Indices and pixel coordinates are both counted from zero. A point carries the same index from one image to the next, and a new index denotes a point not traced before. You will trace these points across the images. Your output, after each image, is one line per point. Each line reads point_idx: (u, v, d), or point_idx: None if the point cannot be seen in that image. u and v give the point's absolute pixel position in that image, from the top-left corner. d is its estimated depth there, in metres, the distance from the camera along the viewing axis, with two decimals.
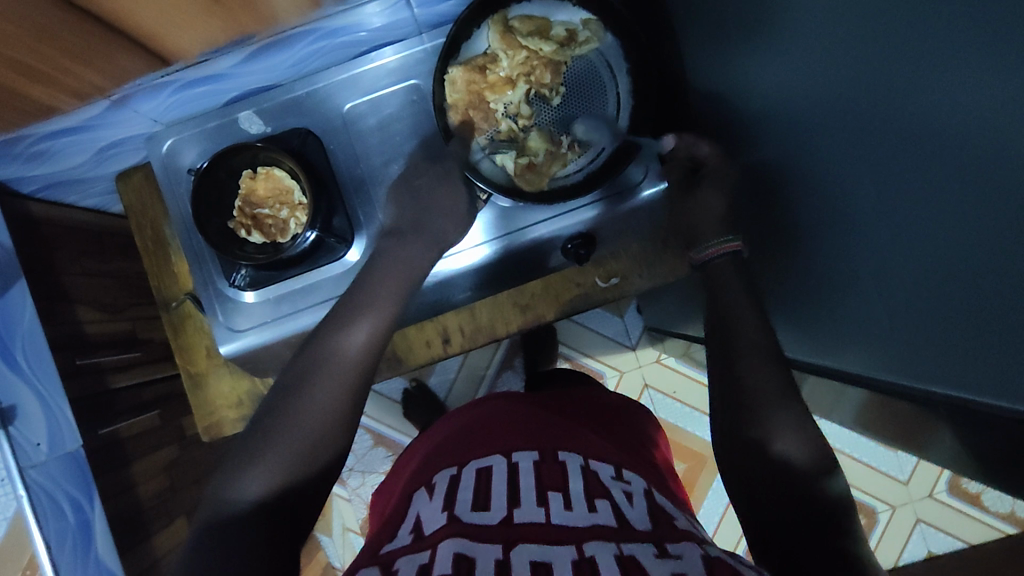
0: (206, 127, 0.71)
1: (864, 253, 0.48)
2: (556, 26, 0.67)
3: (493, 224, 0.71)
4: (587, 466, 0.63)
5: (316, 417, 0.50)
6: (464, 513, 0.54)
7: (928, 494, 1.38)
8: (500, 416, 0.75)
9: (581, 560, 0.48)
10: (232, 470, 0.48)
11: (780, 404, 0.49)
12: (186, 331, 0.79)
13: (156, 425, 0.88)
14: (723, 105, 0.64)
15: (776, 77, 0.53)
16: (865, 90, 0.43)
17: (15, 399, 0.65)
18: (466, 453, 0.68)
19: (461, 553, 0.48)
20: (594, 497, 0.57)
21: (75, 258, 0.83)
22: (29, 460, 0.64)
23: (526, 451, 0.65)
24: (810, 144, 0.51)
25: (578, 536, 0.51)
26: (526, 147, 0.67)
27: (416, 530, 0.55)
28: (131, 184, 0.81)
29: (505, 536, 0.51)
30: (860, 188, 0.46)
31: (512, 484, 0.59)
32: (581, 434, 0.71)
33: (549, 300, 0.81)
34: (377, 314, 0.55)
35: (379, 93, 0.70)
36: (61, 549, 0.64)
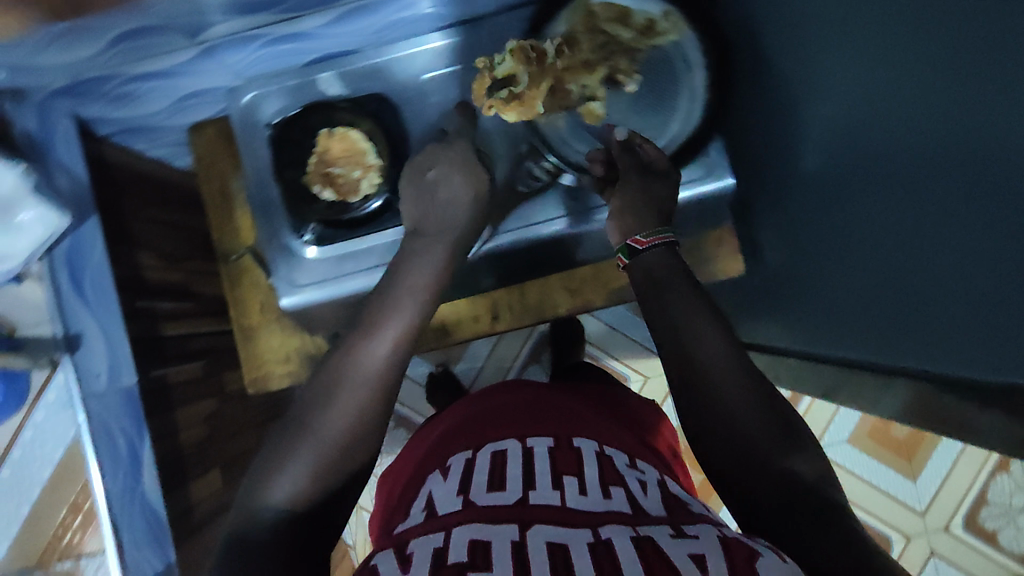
0: (285, 85, 0.71)
1: (953, 244, 0.48)
2: (638, 12, 0.67)
3: (509, 217, 0.72)
4: (602, 452, 0.62)
5: (335, 430, 0.49)
6: (478, 495, 0.53)
7: (944, 527, 1.37)
8: (513, 403, 0.74)
9: (596, 542, 0.46)
10: (257, 481, 0.47)
11: (757, 426, 0.48)
12: (243, 284, 0.81)
13: (200, 376, 0.89)
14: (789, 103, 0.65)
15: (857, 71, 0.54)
16: (962, 80, 0.44)
17: (80, 326, 0.67)
18: (481, 436, 0.68)
19: (477, 537, 0.47)
20: (610, 484, 0.56)
21: (140, 204, 0.85)
22: (89, 389, 0.66)
23: (541, 437, 0.64)
24: (894, 135, 0.52)
25: (592, 521, 0.49)
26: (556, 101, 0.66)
27: (429, 509, 0.55)
28: (203, 137, 0.82)
29: (519, 517, 0.49)
30: (951, 178, 0.47)
31: (526, 467, 0.58)
32: (596, 423, 0.70)
33: (598, 287, 0.81)
34: (396, 326, 0.54)
35: (453, 67, 0.71)
36: (112, 478, 0.65)
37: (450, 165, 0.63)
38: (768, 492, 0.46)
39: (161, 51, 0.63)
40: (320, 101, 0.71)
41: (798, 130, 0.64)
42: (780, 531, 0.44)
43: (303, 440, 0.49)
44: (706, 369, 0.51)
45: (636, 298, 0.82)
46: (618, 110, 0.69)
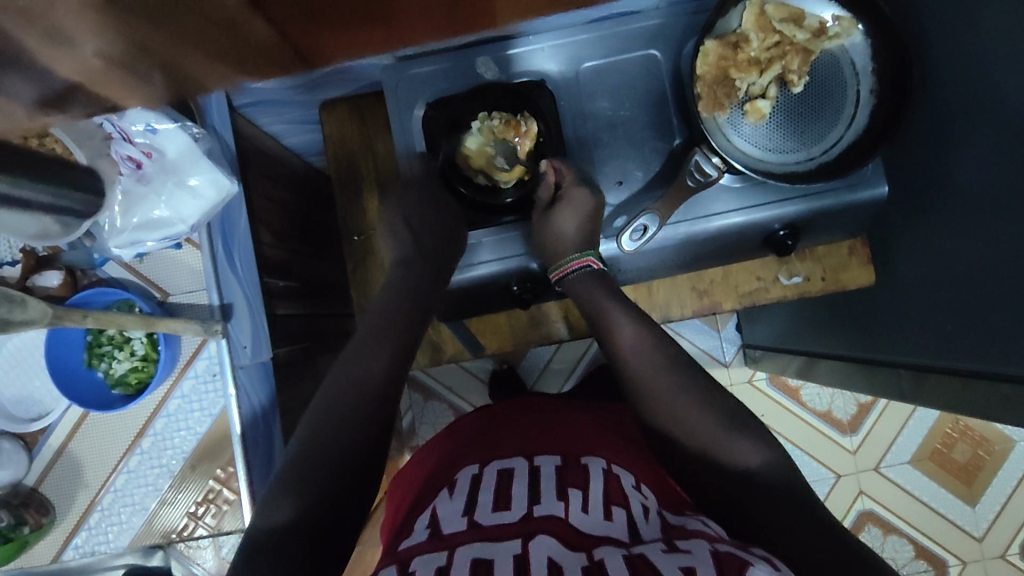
0: (445, 64, 0.71)
1: None
2: (808, 17, 0.68)
3: (486, 248, 0.71)
4: (610, 470, 0.60)
5: (334, 444, 0.51)
6: (484, 516, 0.52)
7: (1001, 554, 1.36)
8: (512, 416, 0.72)
9: (591, 565, 0.46)
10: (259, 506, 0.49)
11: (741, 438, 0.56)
12: (366, 266, 0.80)
13: (303, 359, 0.88)
14: (951, 119, 0.65)
15: None
16: None
17: (232, 298, 0.66)
18: (489, 451, 0.65)
19: (480, 558, 0.46)
20: (611, 504, 0.55)
21: (260, 179, 0.83)
22: (237, 361, 0.64)
23: (548, 457, 0.62)
24: None
25: (590, 542, 0.49)
26: (751, 104, 0.67)
27: (433, 526, 0.52)
28: (334, 115, 0.80)
29: (526, 531, 0.50)
30: None
31: (533, 486, 0.56)
32: (611, 441, 0.67)
33: (727, 288, 0.81)
34: (390, 347, 0.58)
35: (615, 58, 0.71)
36: (254, 454, 0.63)
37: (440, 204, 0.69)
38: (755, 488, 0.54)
39: None
40: (480, 83, 0.70)
41: (960, 145, 0.64)
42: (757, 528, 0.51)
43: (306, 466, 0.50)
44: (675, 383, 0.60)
45: (763, 303, 0.82)
46: (783, 111, 0.69)
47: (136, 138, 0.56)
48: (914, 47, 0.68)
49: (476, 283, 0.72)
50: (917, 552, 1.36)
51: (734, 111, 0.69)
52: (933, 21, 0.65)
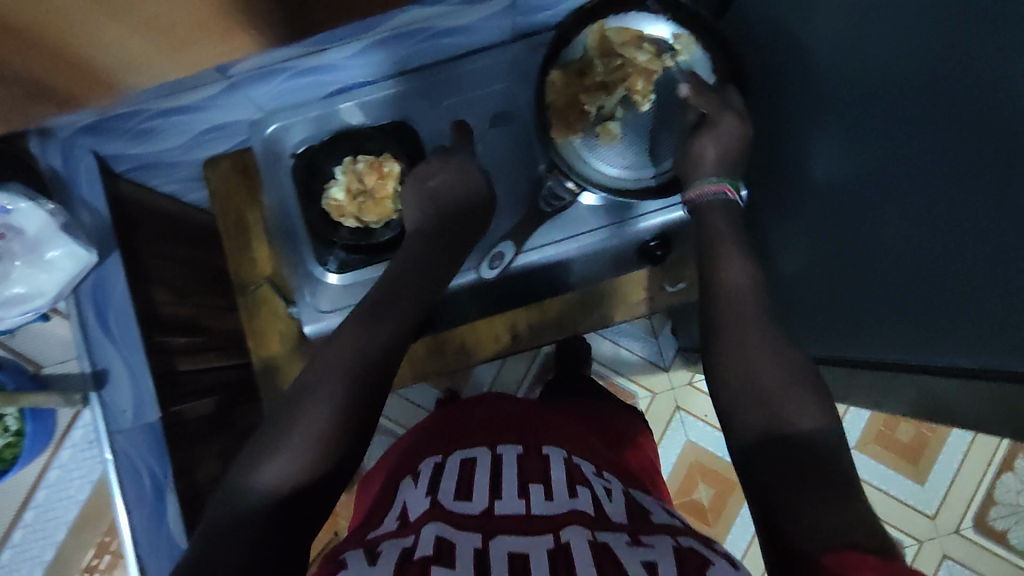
0: (308, 116, 0.72)
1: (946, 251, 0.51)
2: (649, 36, 0.69)
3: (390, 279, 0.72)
4: (570, 458, 0.64)
5: (319, 419, 0.49)
6: (448, 501, 0.55)
7: (955, 530, 1.36)
8: (486, 413, 0.75)
9: (556, 548, 0.48)
10: (246, 465, 0.46)
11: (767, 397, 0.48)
12: (261, 315, 0.81)
13: (213, 411, 0.89)
14: (794, 123, 0.68)
15: (856, 74, 0.56)
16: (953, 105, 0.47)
17: (107, 362, 0.66)
18: (455, 443, 0.69)
19: (442, 536, 0.49)
20: (575, 485, 0.58)
21: (154, 239, 0.84)
22: (116, 425, 0.65)
23: (510, 445, 0.65)
24: (891, 142, 0.54)
25: (552, 524, 0.51)
26: (602, 125, 0.70)
27: (400, 516, 0.55)
28: (218, 171, 0.82)
29: (484, 526, 0.51)
30: (945, 196, 0.50)
31: (495, 475, 0.60)
32: (568, 433, 0.71)
33: (615, 300, 0.83)
34: (387, 320, 0.55)
35: (477, 93, 0.73)
36: (139, 515, 0.64)
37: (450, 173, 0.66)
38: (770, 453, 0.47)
39: (188, 92, 0.62)
40: (345, 131, 0.71)
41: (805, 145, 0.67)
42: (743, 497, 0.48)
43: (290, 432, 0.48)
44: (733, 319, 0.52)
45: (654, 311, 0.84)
46: (638, 128, 0.70)
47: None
48: (759, 56, 0.71)
49: None
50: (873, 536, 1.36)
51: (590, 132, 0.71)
52: (767, 30, 0.68)
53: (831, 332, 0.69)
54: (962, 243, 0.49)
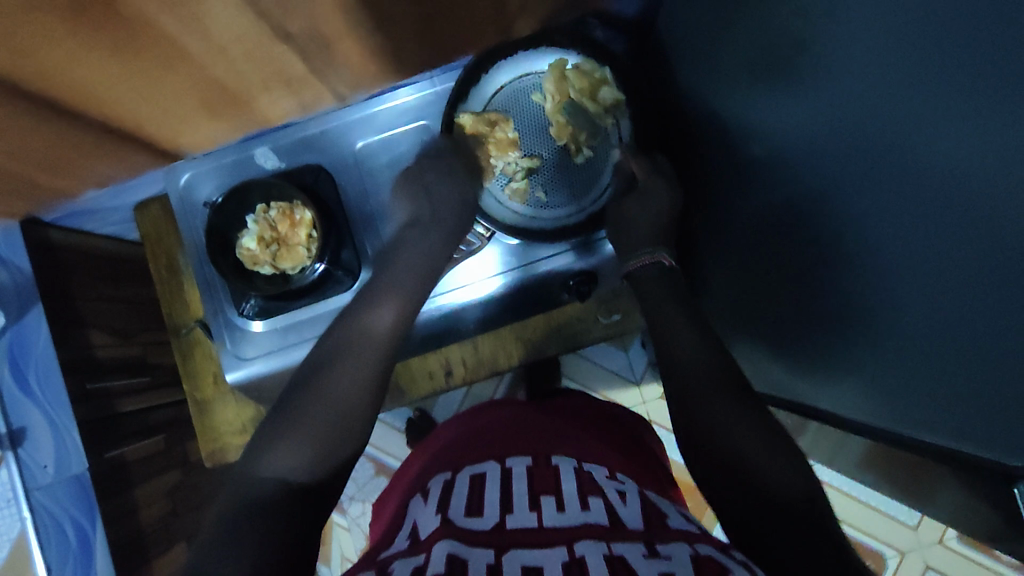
0: (222, 162, 0.71)
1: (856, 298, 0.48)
2: (585, 99, 0.68)
3: (309, 323, 0.72)
4: (581, 467, 0.63)
5: (339, 402, 0.52)
6: (457, 517, 0.53)
7: (937, 540, 1.13)
8: (499, 422, 0.74)
9: (571, 561, 0.46)
10: (258, 452, 0.50)
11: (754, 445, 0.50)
12: (194, 357, 0.82)
13: (161, 449, 0.89)
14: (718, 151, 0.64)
15: (770, 112, 0.52)
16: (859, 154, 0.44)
17: (25, 420, 0.68)
18: (465, 457, 0.68)
19: (455, 554, 0.47)
20: (587, 495, 0.56)
21: (91, 283, 0.84)
22: (36, 482, 0.67)
23: (519, 458, 0.65)
24: (807, 182, 0.50)
25: (567, 537, 0.49)
26: (509, 181, 0.70)
27: (412, 534, 0.54)
28: (149, 215, 0.83)
29: (497, 542, 0.50)
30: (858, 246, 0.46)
31: (505, 489, 0.58)
32: (581, 439, 0.70)
33: (550, 333, 0.82)
34: (396, 302, 0.60)
35: (391, 133, 0.73)
36: (61, 570, 0.66)
37: (440, 173, 0.67)
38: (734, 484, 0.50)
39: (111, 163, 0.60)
40: (259, 176, 0.72)
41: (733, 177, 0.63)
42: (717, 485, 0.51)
43: (307, 415, 0.51)
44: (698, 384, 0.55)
45: (586, 342, 0.83)
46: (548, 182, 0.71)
47: None
48: (680, 81, 0.68)
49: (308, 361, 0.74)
50: None
51: (498, 180, 0.71)
52: (687, 56, 0.64)
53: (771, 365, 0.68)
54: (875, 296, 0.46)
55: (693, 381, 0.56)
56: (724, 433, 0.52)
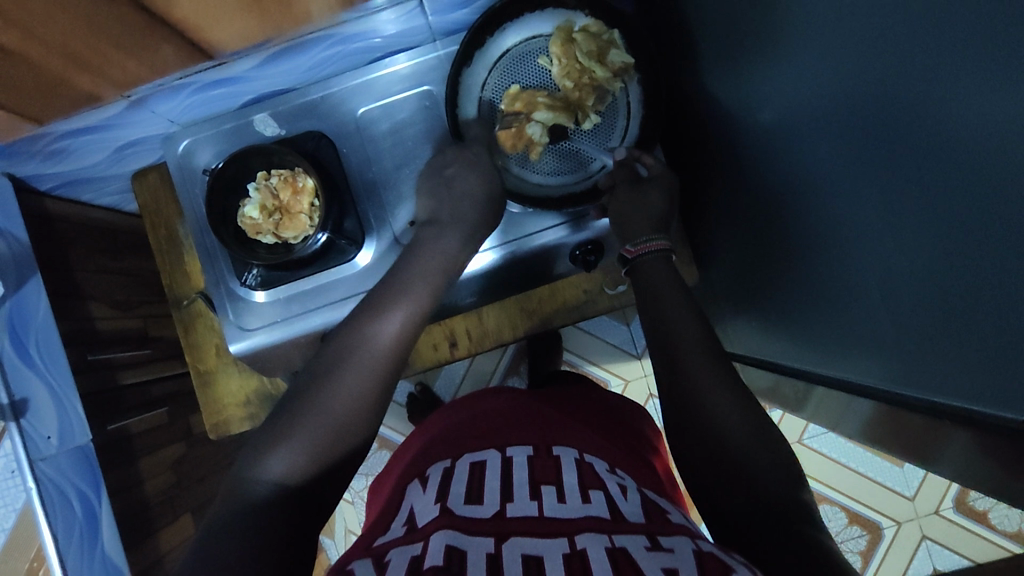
0: (223, 128, 0.72)
1: (871, 259, 0.47)
2: (600, 63, 0.66)
3: (312, 294, 0.71)
4: (582, 459, 0.62)
5: (334, 412, 0.50)
6: (456, 506, 0.53)
7: (934, 511, 1.13)
8: (498, 410, 0.74)
9: (572, 553, 0.46)
10: (250, 459, 0.48)
11: (750, 445, 0.50)
12: (196, 328, 0.81)
13: (165, 422, 0.89)
14: (727, 116, 0.63)
15: (785, 71, 0.51)
16: (872, 108, 0.42)
17: (27, 392, 0.66)
18: (464, 445, 0.67)
19: (453, 545, 0.47)
20: (589, 488, 0.56)
21: (91, 255, 0.83)
22: (39, 453, 0.65)
23: (520, 446, 0.64)
24: (823, 142, 0.49)
25: (569, 529, 0.49)
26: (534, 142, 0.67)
27: (409, 522, 0.53)
28: (147, 184, 0.82)
29: (498, 530, 0.50)
30: (869, 211, 0.45)
31: (505, 478, 0.58)
32: (578, 431, 0.70)
33: (555, 305, 0.81)
34: (399, 310, 0.56)
35: (393, 98, 0.72)
36: (68, 541, 0.64)
37: (465, 166, 0.65)
38: (731, 499, 0.48)
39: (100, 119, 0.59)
40: (258, 142, 0.71)
41: (743, 143, 0.62)
42: (709, 475, 0.50)
43: (301, 421, 0.49)
44: (683, 351, 0.56)
45: (594, 315, 0.82)
46: (566, 155, 0.69)
47: None
48: (690, 43, 0.66)
49: (309, 333, 0.72)
50: (848, 519, 1.15)
51: (529, 141, 0.67)
52: (698, 16, 0.62)
53: (783, 338, 0.69)
54: (889, 259, 0.45)
55: (688, 345, 0.56)
56: (731, 405, 0.52)
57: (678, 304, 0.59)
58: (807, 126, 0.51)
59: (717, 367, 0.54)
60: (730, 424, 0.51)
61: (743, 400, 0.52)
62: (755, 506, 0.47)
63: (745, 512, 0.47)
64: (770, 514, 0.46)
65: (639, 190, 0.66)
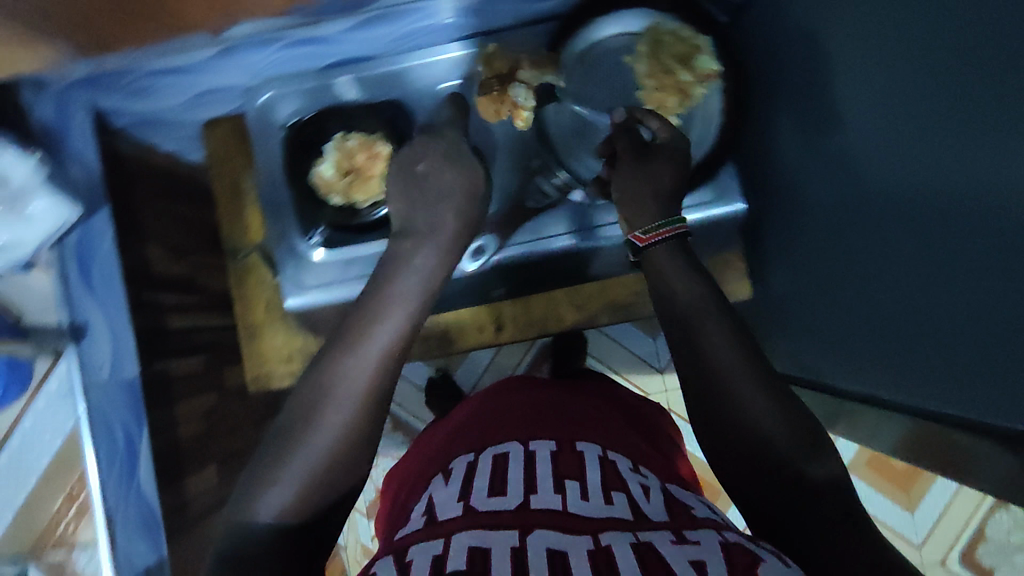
0: (303, 88, 0.72)
1: (961, 280, 0.47)
2: (686, 69, 0.66)
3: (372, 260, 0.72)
4: (605, 456, 0.61)
5: (321, 436, 0.47)
6: (478, 501, 0.52)
7: (939, 561, 1.12)
8: (518, 405, 0.73)
9: (597, 549, 0.45)
10: (245, 496, 0.45)
11: (784, 445, 0.46)
12: (249, 280, 0.82)
13: (202, 370, 0.89)
14: (809, 130, 0.63)
15: (886, 87, 0.51)
16: (986, 126, 0.42)
17: (87, 316, 0.68)
18: (483, 441, 0.66)
19: (476, 545, 0.46)
20: (611, 488, 0.54)
21: (153, 197, 0.84)
22: (93, 380, 0.68)
23: (543, 441, 0.63)
24: (920, 160, 0.49)
25: (593, 527, 0.48)
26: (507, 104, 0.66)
27: (430, 514, 0.53)
28: (218, 133, 0.83)
29: (521, 522, 0.48)
30: (968, 230, 0.45)
31: (527, 471, 0.57)
32: (601, 428, 0.68)
33: (605, 302, 0.81)
34: None
35: (475, 77, 0.73)
36: (109, 469, 0.66)
37: (440, 156, 0.60)
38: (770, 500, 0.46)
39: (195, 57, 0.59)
40: (337, 105, 0.73)
41: (823, 157, 0.62)
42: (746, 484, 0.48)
43: (290, 455, 0.46)
44: (705, 354, 0.50)
45: (643, 317, 0.82)
46: None
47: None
48: (777, 56, 0.67)
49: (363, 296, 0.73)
50: None
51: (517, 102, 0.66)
52: (791, 29, 0.63)
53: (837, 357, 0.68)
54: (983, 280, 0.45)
55: (706, 345, 0.50)
56: (759, 406, 0.47)
57: (712, 300, 0.52)
58: (907, 139, 0.50)
59: (745, 363, 0.49)
60: (758, 424, 0.47)
61: (775, 398, 0.48)
62: (797, 506, 0.44)
63: (784, 510, 0.44)
64: (814, 514, 0.43)
65: (651, 161, 0.61)
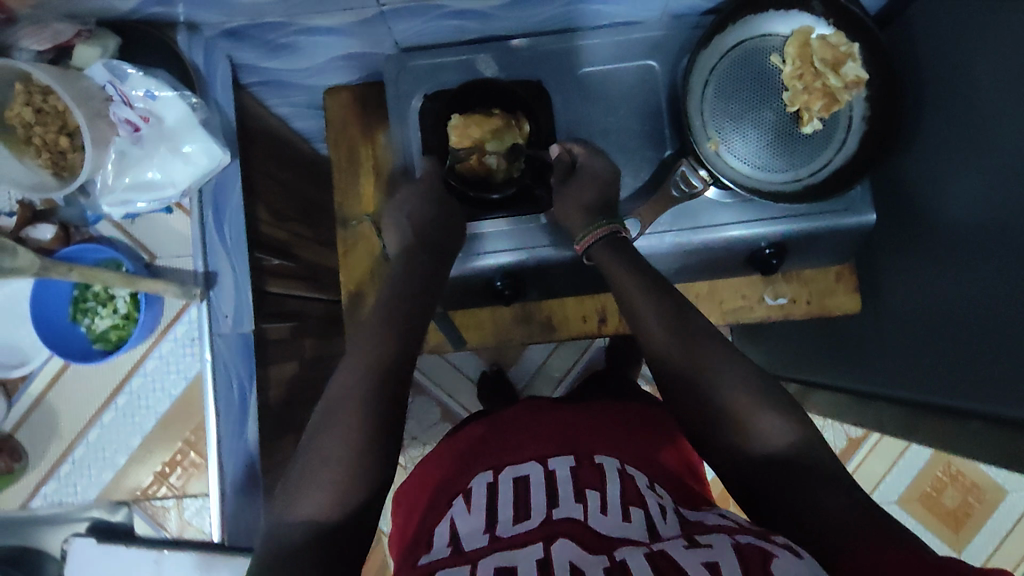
0: (446, 60, 0.73)
1: None
2: (843, 69, 0.65)
3: (500, 239, 0.72)
4: (625, 470, 0.54)
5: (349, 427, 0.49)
6: (504, 526, 0.47)
7: None
8: (525, 413, 0.66)
9: (614, 565, 0.42)
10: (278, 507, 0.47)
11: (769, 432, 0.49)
12: (358, 249, 0.81)
13: (289, 337, 0.88)
14: (959, 144, 0.63)
15: None
16: None
17: (218, 265, 0.68)
18: (490, 453, 0.59)
19: (503, 567, 0.42)
20: (629, 504, 0.49)
21: (265, 158, 0.84)
22: (217, 328, 0.67)
23: (559, 456, 0.56)
24: None
25: (609, 543, 0.44)
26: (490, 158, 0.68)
27: (452, 540, 0.47)
28: (339, 101, 0.83)
29: (546, 533, 0.45)
30: None
31: (547, 487, 0.51)
32: (621, 437, 0.62)
33: (712, 303, 0.82)
34: None
35: (618, 65, 0.73)
36: (226, 418, 0.65)
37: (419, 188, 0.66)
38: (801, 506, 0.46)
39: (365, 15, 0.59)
40: (478, 79, 0.72)
41: (974, 171, 0.62)
42: (771, 498, 0.48)
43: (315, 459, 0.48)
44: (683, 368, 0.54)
45: (747, 321, 0.84)
46: (778, 153, 0.69)
47: (135, 101, 0.62)
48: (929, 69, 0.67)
49: (484, 271, 0.73)
50: None
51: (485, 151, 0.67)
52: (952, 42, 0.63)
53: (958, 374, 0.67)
54: None
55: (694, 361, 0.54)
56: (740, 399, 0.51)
57: (661, 305, 0.57)
58: None
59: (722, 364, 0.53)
60: (739, 422, 0.50)
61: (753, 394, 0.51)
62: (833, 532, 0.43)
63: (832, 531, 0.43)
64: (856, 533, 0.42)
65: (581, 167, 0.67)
